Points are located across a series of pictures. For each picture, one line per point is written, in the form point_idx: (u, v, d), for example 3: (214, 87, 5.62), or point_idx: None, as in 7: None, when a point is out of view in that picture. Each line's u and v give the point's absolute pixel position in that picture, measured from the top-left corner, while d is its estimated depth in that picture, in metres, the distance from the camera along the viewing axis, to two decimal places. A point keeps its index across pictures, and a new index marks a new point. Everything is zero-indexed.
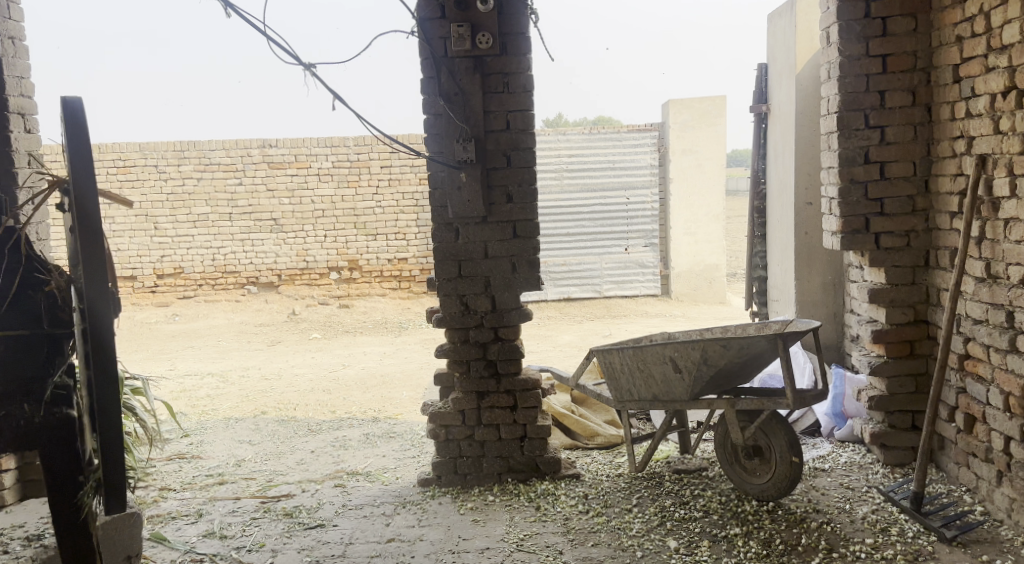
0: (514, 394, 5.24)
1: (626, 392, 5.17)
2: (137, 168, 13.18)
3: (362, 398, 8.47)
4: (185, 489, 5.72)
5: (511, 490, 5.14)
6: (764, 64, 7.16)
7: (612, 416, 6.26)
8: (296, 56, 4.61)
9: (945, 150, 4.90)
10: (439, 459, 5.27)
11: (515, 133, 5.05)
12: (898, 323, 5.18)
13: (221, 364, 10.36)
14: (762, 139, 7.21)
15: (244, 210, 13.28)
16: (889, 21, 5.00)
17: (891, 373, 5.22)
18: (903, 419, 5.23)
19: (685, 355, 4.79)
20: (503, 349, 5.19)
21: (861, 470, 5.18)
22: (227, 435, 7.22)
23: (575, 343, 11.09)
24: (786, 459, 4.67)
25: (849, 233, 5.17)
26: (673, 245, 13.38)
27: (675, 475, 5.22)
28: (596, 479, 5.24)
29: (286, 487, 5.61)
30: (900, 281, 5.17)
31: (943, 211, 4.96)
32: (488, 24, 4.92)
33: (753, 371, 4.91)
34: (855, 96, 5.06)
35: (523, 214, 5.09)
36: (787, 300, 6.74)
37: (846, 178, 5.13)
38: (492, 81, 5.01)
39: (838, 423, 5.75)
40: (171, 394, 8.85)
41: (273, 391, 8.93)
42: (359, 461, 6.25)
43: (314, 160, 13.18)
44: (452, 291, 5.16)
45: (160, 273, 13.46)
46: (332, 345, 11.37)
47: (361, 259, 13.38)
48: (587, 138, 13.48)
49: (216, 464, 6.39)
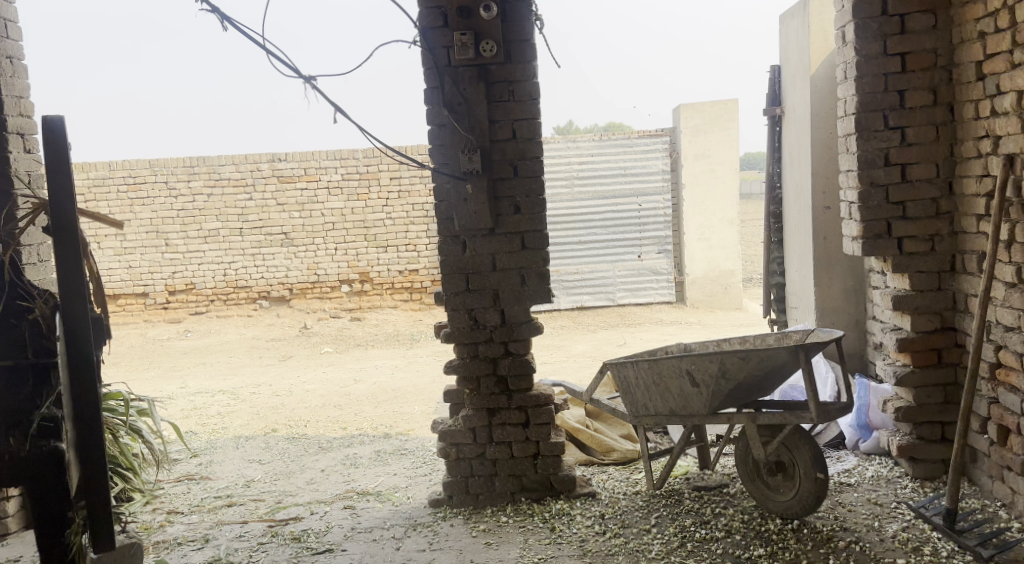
0: (526, 410, 5.07)
1: (642, 407, 5.00)
2: (147, 185, 13.14)
3: (373, 413, 8.32)
4: (193, 512, 5.59)
5: (525, 510, 4.98)
6: (776, 66, 6.99)
7: (628, 431, 6.10)
8: (296, 69, 4.49)
9: (970, 150, 4.71)
10: (451, 479, 5.11)
11: (522, 143, 4.90)
12: (924, 331, 5.00)
13: (233, 380, 10.25)
14: (776, 142, 7.03)
15: (255, 225, 13.19)
16: (906, 19, 4.82)
17: (919, 383, 5.03)
18: (932, 431, 5.04)
19: (702, 369, 4.62)
20: (514, 364, 5.02)
21: (889, 485, 5.00)
22: (237, 454, 7.09)
23: (590, 352, 10.90)
24: (811, 475, 4.50)
25: (870, 239, 4.98)
26: (688, 251, 13.18)
27: (695, 492, 5.05)
28: (613, 498, 5.07)
29: (295, 509, 5.47)
30: (925, 288, 4.98)
31: (969, 214, 4.78)
32: (491, 32, 4.79)
33: (774, 384, 4.73)
34: (873, 97, 4.88)
35: (531, 225, 4.94)
36: (806, 307, 6.55)
37: (866, 182, 4.94)
38: (497, 90, 4.87)
39: (863, 435, 5.54)
40: (181, 413, 8.74)
41: (284, 408, 8.79)
42: (369, 480, 6.10)
43: (324, 172, 13.10)
44: (460, 306, 5.01)
45: (172, 290, 13.39)
46: (344, 359, 11.24)
47: (371, 271, 13.25)
48: (598, 145, 13.32)
49: (226, 485, 6.25)
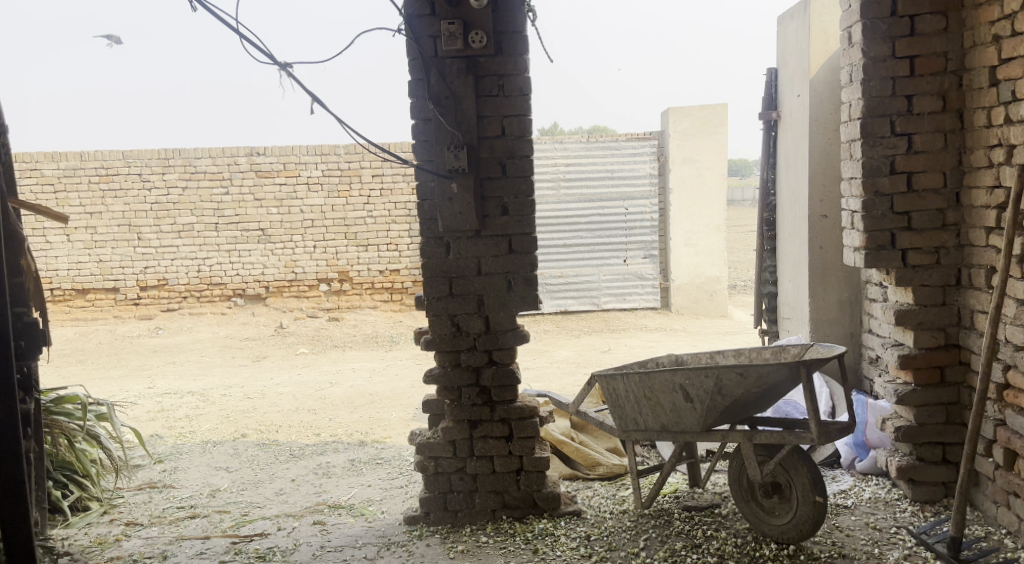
0: (510, 423, 4.80)
1: (631, 421, 4.74)
2: (120, 177, 12.79)
3: (349, 419, 8.03)
4: (153, 524, 5.29)
5: (507, 530, 4.71)
6: (772, 68, 6.77)
7: (614, 445, 5.88)
8: (270, 55, 4.23)
9: (980, 160, 4.50)
10: (428, 495, 4.84)
11: (511, 140, 4.63)
12: (928, 347, 4.77)
13: (203, 381, 9.91)
14: (772, 147, 6.81)
15: (231, 220, 12.82)
16: (916, 20, 4.61)
17: (920, 402, 4.80)
18: (932, 452, 4.81)
19: (697, 384, 4.38)
20: (498, 374, 4.76)
21: (887, 508, 4.78)
22: (203, 461, 6.77)
23: (573, 359, 10.62)
24: (809, 498, 4.26)
25: (872, 250, 4.76)
26: (674, 257, 12.96)
27: (685, 513, 4.80)
28: (599, 517, 4.81)
29: (262, 524, 5.18)
30: (929, 302, 4.76)
31: (977, 227, 4.56)
32: (481, 22, 4.52)
33: (772, 400, 4.49)
34: (880, 101, 4.67)
35: (519, 228, 4.68)
36: (800, 318, 6.32)
37: (870, 190, 4.72)
38: (486, 84, 4.60)
39: (860, 454, 5.34)
40: (147, 415, 8.39)
41: (255, 412, 8.47)
42: (342, 491, 5.81)
43: (303, 168, 12.79)
44: (442, 311, 4.74)
45: (144, 285, 13.01)
46: (320, 361, 10.92)
47: (351, 270, 12.94)
48: (585, 147, 13.10)
49: (190, 494, 5.94)
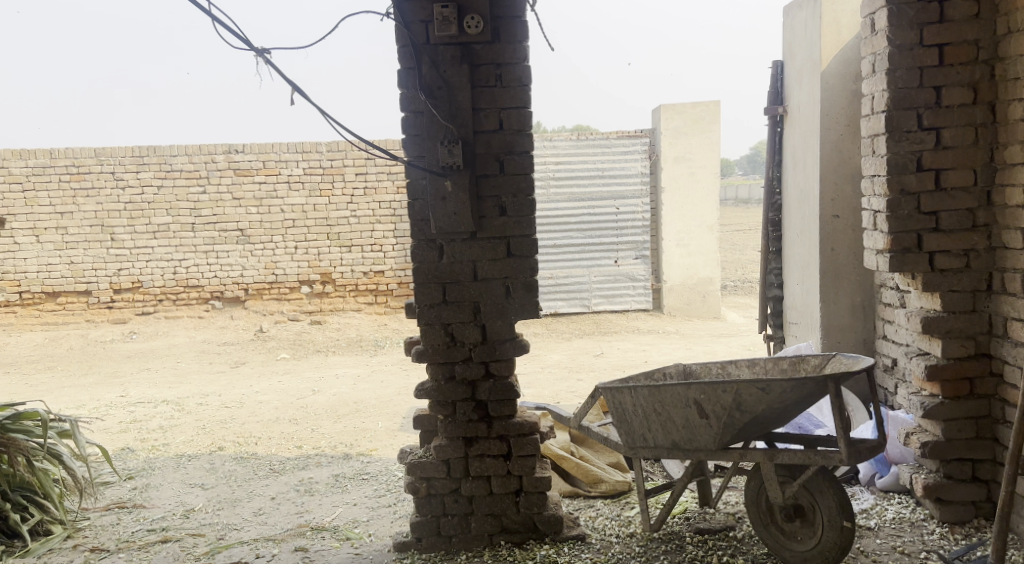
0: (508, 440, 4.43)
1: (639, 438, 4.36)
2: (91, 175, 12.30)
3: (333, 429, 7.64)
4: (120, 551, 4.89)
5: (506, 557, 4.34)
6: (778, 61, 6.43)
7: (616, 459, 5.55)
8: (246, 40, 3.88)
9: (1015, 156, 4.17)
10: (420, 520, 4.46)
11: (509, 134, 4.26)
12: (957, 358, 4.44)
13: (179, 389, 9.47)
14: (778, 143, 6.48)
15: (208, 220, 12.38)
16: (946, 6, 4.29)
17: (949, 416, 4.48)
18: (962, 470, 4.49)
19: (712, 399, 4.04)
20: (496, 388, 4.39)
21: (914, 530, 4.46)
22: (177, 477, 6.36)
23: (566, 362, 10.29)
24: (835, 524, 3.94)
25: (898, 252, 4.44)
26: (666, 258, 12.68)
27: (697, 536, 4.45)
28: (605, 542, 4.47)
29: (238, 550, 4.78)
30: (958, 309, 4.43)
31: (1011, 227, 4.23)
32: (477, 6, 4.16)
33: (792, 416, 4.16)
34: (906, 93, 4.35)
35: (519, 229, 4.31)
36: (809, 324, 6.00)
37: (896, 188, 4.40)
38: (482, 74, 4.22)
39: (880, 469, 5.02)
40: (119, 426, 7.96)
41: (234, 422, 8.03)
42: (326, 511, 5.43)
43: (284, 166, 12.36)
44: (436, 319, 4.37)
45: (117, 288, 12.53)
46: (302, 367, 10.51)
47: (334, 272, 12.55)
48: (575, 145, 12.71)
49: (161, 515, 5.52)
